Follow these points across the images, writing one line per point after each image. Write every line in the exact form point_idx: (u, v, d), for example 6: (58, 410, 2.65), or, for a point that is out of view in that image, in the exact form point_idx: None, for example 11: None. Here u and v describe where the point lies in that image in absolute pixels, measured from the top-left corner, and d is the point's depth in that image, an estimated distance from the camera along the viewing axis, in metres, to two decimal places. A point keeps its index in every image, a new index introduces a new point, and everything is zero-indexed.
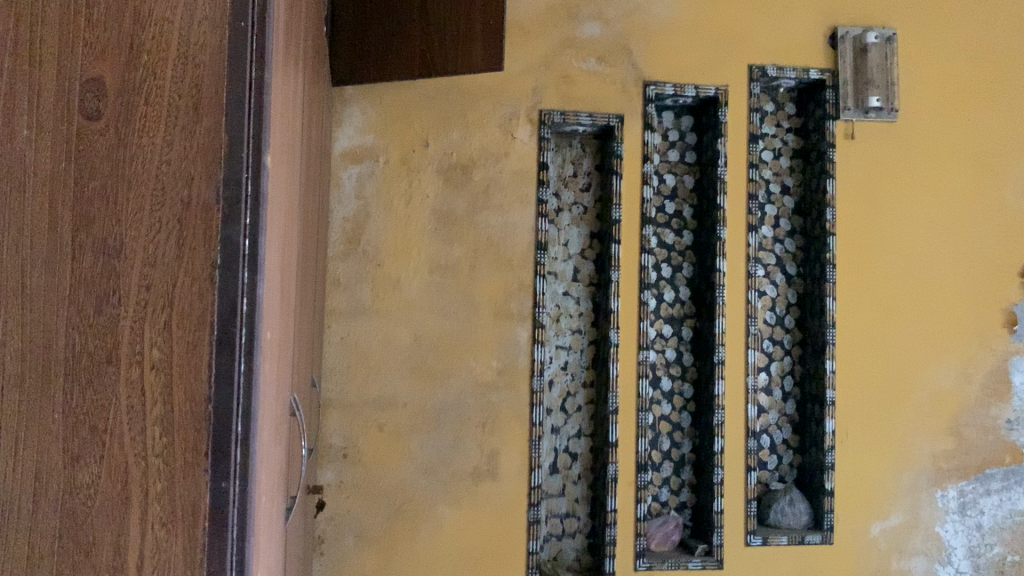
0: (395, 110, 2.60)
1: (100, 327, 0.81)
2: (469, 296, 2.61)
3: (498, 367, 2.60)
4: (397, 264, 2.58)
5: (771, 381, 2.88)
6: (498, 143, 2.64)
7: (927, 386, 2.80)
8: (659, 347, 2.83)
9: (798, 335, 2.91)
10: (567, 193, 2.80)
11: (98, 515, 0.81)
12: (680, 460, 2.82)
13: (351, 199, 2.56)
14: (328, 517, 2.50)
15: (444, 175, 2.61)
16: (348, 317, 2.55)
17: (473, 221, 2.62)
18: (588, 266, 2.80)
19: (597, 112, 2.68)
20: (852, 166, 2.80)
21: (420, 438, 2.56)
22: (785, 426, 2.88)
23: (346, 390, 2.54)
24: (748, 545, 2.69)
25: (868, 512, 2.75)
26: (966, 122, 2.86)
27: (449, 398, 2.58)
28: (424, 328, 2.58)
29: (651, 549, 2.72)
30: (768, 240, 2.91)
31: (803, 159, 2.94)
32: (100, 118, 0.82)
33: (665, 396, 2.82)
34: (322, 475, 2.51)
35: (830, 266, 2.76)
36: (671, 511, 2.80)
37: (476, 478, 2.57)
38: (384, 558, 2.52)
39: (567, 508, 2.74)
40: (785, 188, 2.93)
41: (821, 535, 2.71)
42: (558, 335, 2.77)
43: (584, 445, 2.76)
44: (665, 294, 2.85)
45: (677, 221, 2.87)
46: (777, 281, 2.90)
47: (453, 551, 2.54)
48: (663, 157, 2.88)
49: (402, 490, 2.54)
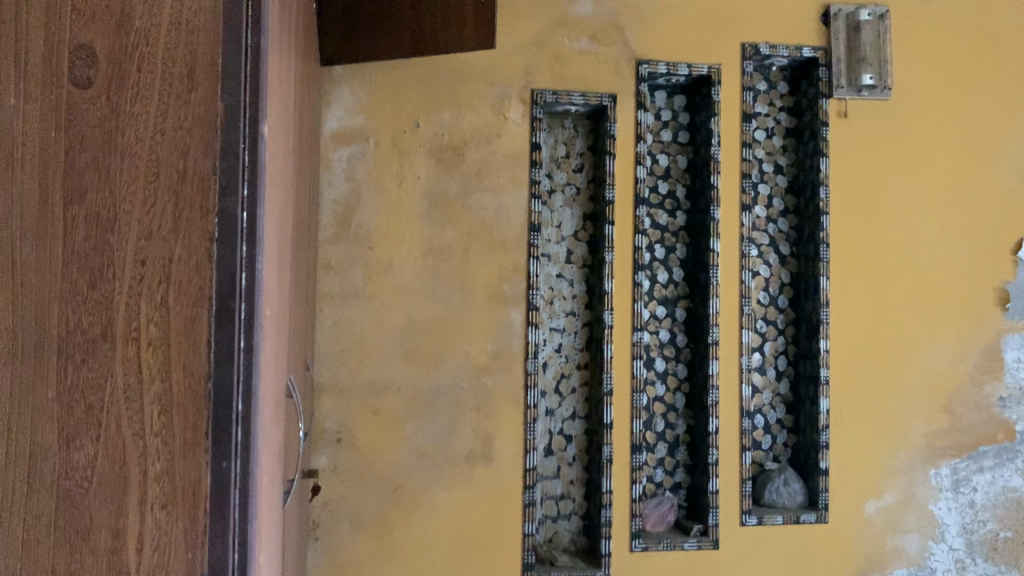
0: (385, 91, 2.56)
1: (95, 302, 0.79)
2: (463, 279, 2.58)
3: (492, 350, 2.58)
4: (390, 246, 2.55)
5: (765, 360, 2.88)
6: (490, 124, 2.61)
7: (920, 365, 2.80)
8: (653, 328, 2.82)
9: (791, 315, 2.90)
10: (559, 174, 2.78)
11: (95, 497, 0.79)
12: (674, 441, 2.82)
13: (341, 181, 2.53)
14: (322, 502, 2.48)
15: (436, 157, 2.58)
16: (340, 301, 2.52)
17: (466, 203, 2.59)
18: (581, 248, 2.78)
19: (590, 91, 2.66)
20: (845, 145, 2.80)
21: (415, 423, 2.54)
22: (779, 406, 2.89)
23: (339, 374, 2.51)
24: (744, 525, 2.69)
25: (862, 491, 2.76)
26: (960, 100, 2.85)
27: (444, 382, 2.56)
28: (417, 312, 2.56)
29: (647, 530, 2.72)
30: (761, 220, 2.90)
31: (795, 139, 2.93)
32: (91, 87, 0.80)
33: (659, 377, 2.82)
34: (315, 460, 2.48)
35: (824, 245, 2.76)
36: (666, 491, 2.80)
37: (471, 461, 2.56)
38: (379, 543, 2.51)
39: (562, 490, 2.73)
40: (778, 168, 2.92)
41: (816, 514, 2.72)
42: (552, 317, 2.75)
43: (579, 427, 2.75)
44: (659, 275, 2.83)
45: (670, 202, 2.86)
46: (770, 261, 2.90)
47: (449, 534, 2.53)
48: (655, 137, 2.86)
49: (398, 475, 2.53)
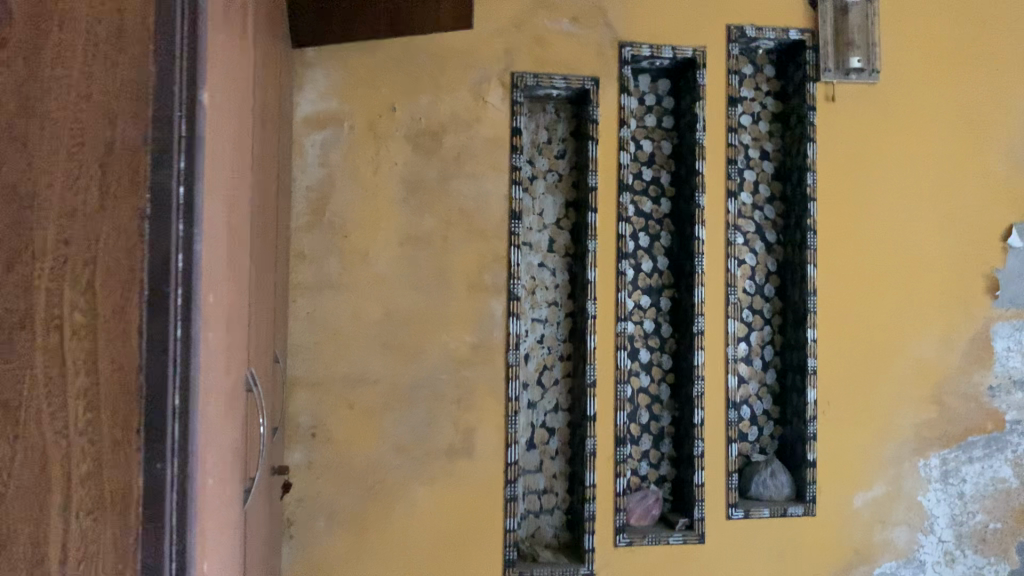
0: (361, 73, 2.48)
1: (12, 286, 0.72)
2: (441, 268, 2.51)
3: (472, 341, 2.51)
4: (366, 235, 2.47)
5: (751, 350, 2.82)
6: (469, 108, 2.53)
7: (908, 354, 2.75)
8: (637, 318, 2.76)
9: (778, 304, 2.85)
10: (541, 160, 2.71)
11: (15, 501, 0.73)
12: (659, 433, 2.75)
13: (315, 167, 2.44)
14: (297, 499, 2.41)
15: (413, 142, 2.50)
16: (314, 291, 2.44)
17: (445, 190, 2.51)
18: (563, 237, 2.70)
19: (572, 75, 2.58)
20: (833, 130, 2.74)
21: (393, 416, 2.47)
22: (765, 397, 2.83)
23: (314, 367, 2.43)
24: (730, 519, 2.64)
25: (850, 482, 2.71)
26: (949, 83, 2.79)
27: (423, 374, 2.49)
28: (395, 302, 2.48)
29: (632, 524, 2.65)
30: (747, 206, 2.84)
31: (782, 124, 2.86)
32: (6, 48, 0.73)
33: (643, 368, 2.75)
34: (290, 455, 2.41)
35: (811, 232, 2.69)
36: (651, 485, 2.74)
37: (451, 455, 2.49)
38: (356, 540, 2.43)
39: (545, 484, 2.67)
40: (764, 154, 2.86)
41: (803, 507, 2.67)
42: (534, 308, 2.68)
43: (562, 420, 2.68)
44: (643, 264, 2.77)
45: (655, 188, 2.79)
46: (756, 249, 2.84)
47: (428, 530, 2.47)
48: (639, 122, 2.79)
49: (375, 470, 2.45)
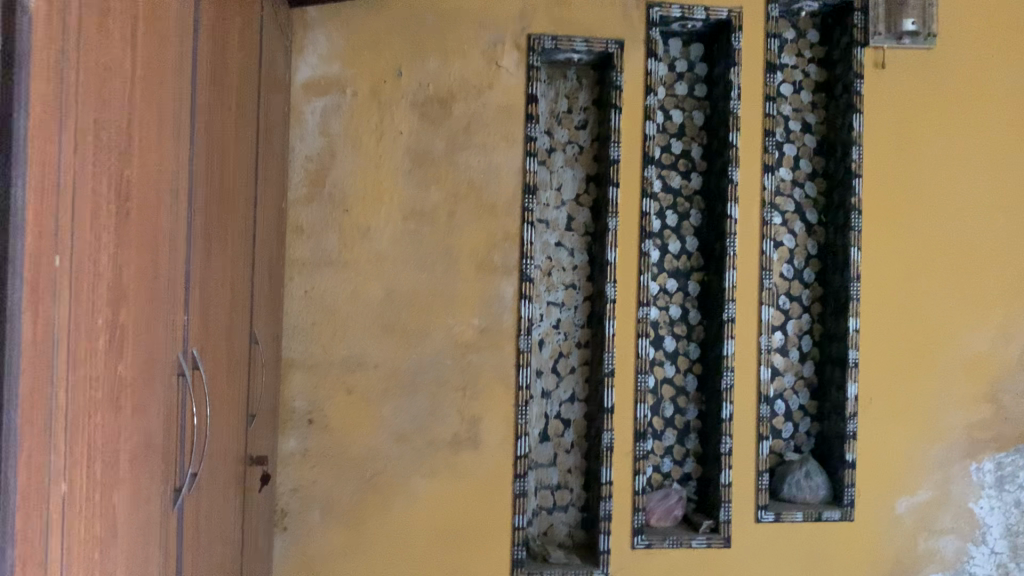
0: (364, 35, 2.31)
1: None
2: (448, 246, 2.33)
3: (480, 325, 2.34)
4: (368, 209, 2.31)
5: (787, 341, 2.59)
6: (481, 74, 2.35)
7: (960, 348, 2.51)
8: (661, 303, 2.55)
9: (818, 290, 2.61)
10: (560, 130, 2.51)
11: None
12: (684, 428, 2.55)
13: (314, 135, 2.28)
14: (291, 489, 2.27)
15: (420, 110, 2.33)
16: (313, 269, 2.28)
17: (453, 162, 2.33)
18: (583, 214, 2.51)
19: (594, 37, 2.38)
20: (883, 101, 2.49)
21: (394, 404, 2.31)
22: (802, 391, 2.60)
23: (311, 349, 2.28)
24: (759, 522, 2.43)
25: (893, 487, 2.48)
26: (1011, 50, 2.53)
27: (426, 359, 2.32)
28: (398, 281, 2.32)
29: (651, 525, 2.46)
30: (786, 183, 2.60)
31: (827, 94, 2.62)
32: None
33: (668, 357, 2.55)
34: (284, 443, 2.27)
35: (856, 212, 2.46)
36: (674, 483, 2.54)
37: (456, 447, 2.33)
38: (353, 534, 2.29)
39: (558, 479, 2.49)
40: (806, 126, 2.62)
41: (840, 511, 2.45)
42: (549, 291, 2.49)
43: (578, 411, 2.50)
44: (670, 245, 2.56)
45: (684, 162, 2.57)
46: (795, 230, 2.60)
47: (430, 526, 2.31)
48: (668, 91, 2.57)
49: (375, 460, 2.30)
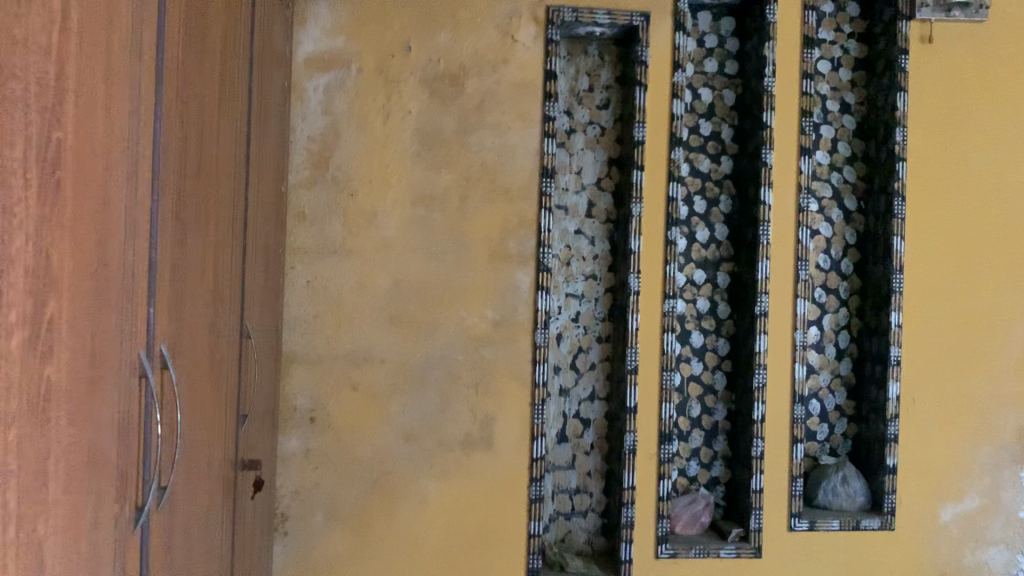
0: (370, 7, 2.15)
1: None
2: (460, 233, 2.18)
3: (493, 318, 2.19)
4: (373, 193, 2.15)
5: (823, 336, 2.42)
6: (496, 48, 2.19)
7: (1011, 345, 2.33)
8: (688, 296, 2.38)
9: (856, 282, 2.43)
10: (580, 110, 2.34)
11: None
12: (711, 429, 2.38)
13: (317, 114, 2.13)
14: (292, 491, 2.12)
15: (430, 86, 2.17)
16: (315, 257, 2.13)
17: (465, 143, 2.18)
18: (605, 200, 2.35)
19: (618, 9, 2.21)
20: (929, 79, 2.31)
21: (401, 402, 2.16)
22: (838, 390, 2.42)
23: (313, 343, 2.13)
24: (792, 530, 2.27)
25: (938, 494, 2.31)
26: None
27: (436, 354, 2.17)
28: (406, 271, 2.16)
29: (676, 532, 2.30)
30: (823, 168, 2.42)
31: (867, 71, 2.43)
32: None
33: (695, 354, 2.38)
34: (285, 442, 2.12)
35: (899, 198, 2.28)
36: (701, 488, 2.37)
37: (467, 447, 2.18)
38: (358, 539, 2.14)
39: (577, 483, 2.33)
40: (845, 106, 2.43)
41: (880, 520, 2.28)
42: (568, 282, 2.33)
43: (598, 410, 2.34)
44: (697, 233, 2.39)
45: (714, 145, 2.39)
46: (833, 217, 2.42)
47: (439, 532, 2.17)
48: (697, 68, 2.39)
49: (381, 461, 2.15)
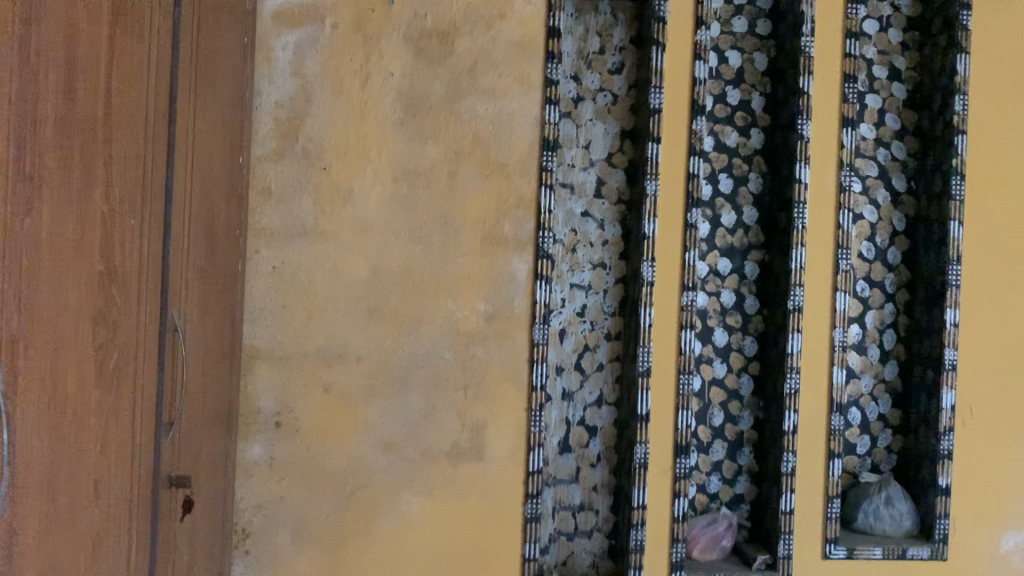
0: None
1: None
2: (447, 214, 1.91)
3: (485, 311, 1.91)
4: (349, 168, 1.89)
5: (866, 336, 2.11)
6: (491, 2, 1.91)
7: None
8: (711, 288, 2.09)
9: (905, 274, 2.12)
10: (590, 75, 2.06)
11: None
12: (736, 440, 2.09)
13: (286, 77, 1.87)
14: (255, 505, 1.87)
15: (414, 45, 1.90)
16: (282, 239, 1.87)
17: (455, 110, 1.90)
18: (616, 177, 2.06)
19: None
20: (992, 40, 1.99)
21: (380, 406, 1.90)
22: (882, 398, 2.12)
23: (280, 339, 1.88)
24: (827, 558, 1.97)
25: (998, 519, 2.00)
26: None
27: (419, 351, 1.90)
28: (386, 256, 1.90)
29: (694, 557, 2.00)
30: (868, 143, 2.11)
31: (921, 32, 2.11)
32: None
33: (718, 354, 2.09)
34: (247, 450, 1.87)
35: (957, 176, 1.97)
36: (722, 507, 2.08)
37: (454, 458, 1.91)
38: (329, 561, 1.89)
39: (582, 498, 2.05)
40: (894, 73, 2.12)
41: (929, 548, 1.98)
42: (574, 271, 2.05)
43: (606, 416, 2.06)
44: (722, 216, 2.09)
45: (742, 116, 2.10)
46: (879, 199, 2.11)
47: (421, 554, 1.90)
48: (724, 27, 2.09)
49: (356, 473, 1.89)
